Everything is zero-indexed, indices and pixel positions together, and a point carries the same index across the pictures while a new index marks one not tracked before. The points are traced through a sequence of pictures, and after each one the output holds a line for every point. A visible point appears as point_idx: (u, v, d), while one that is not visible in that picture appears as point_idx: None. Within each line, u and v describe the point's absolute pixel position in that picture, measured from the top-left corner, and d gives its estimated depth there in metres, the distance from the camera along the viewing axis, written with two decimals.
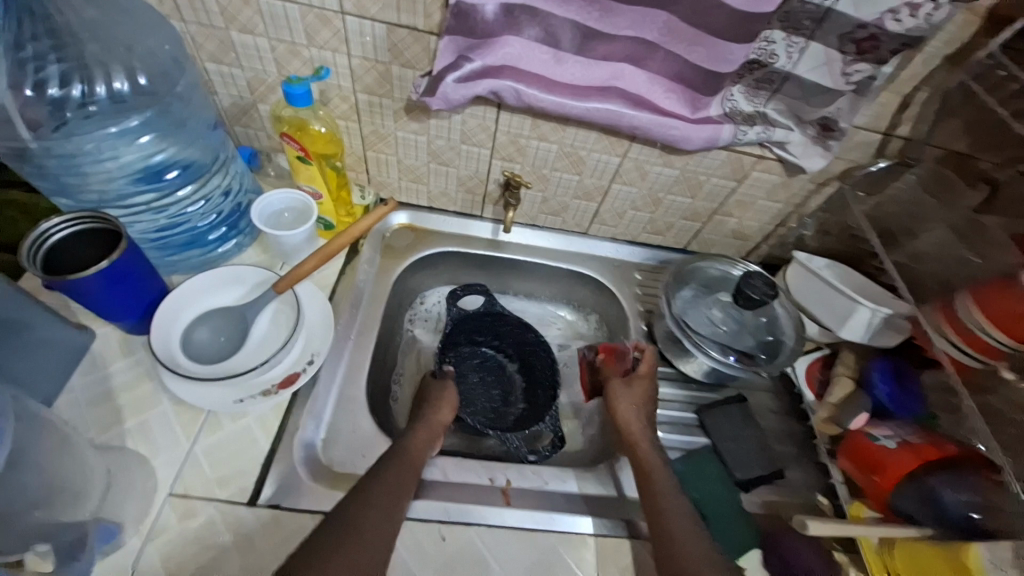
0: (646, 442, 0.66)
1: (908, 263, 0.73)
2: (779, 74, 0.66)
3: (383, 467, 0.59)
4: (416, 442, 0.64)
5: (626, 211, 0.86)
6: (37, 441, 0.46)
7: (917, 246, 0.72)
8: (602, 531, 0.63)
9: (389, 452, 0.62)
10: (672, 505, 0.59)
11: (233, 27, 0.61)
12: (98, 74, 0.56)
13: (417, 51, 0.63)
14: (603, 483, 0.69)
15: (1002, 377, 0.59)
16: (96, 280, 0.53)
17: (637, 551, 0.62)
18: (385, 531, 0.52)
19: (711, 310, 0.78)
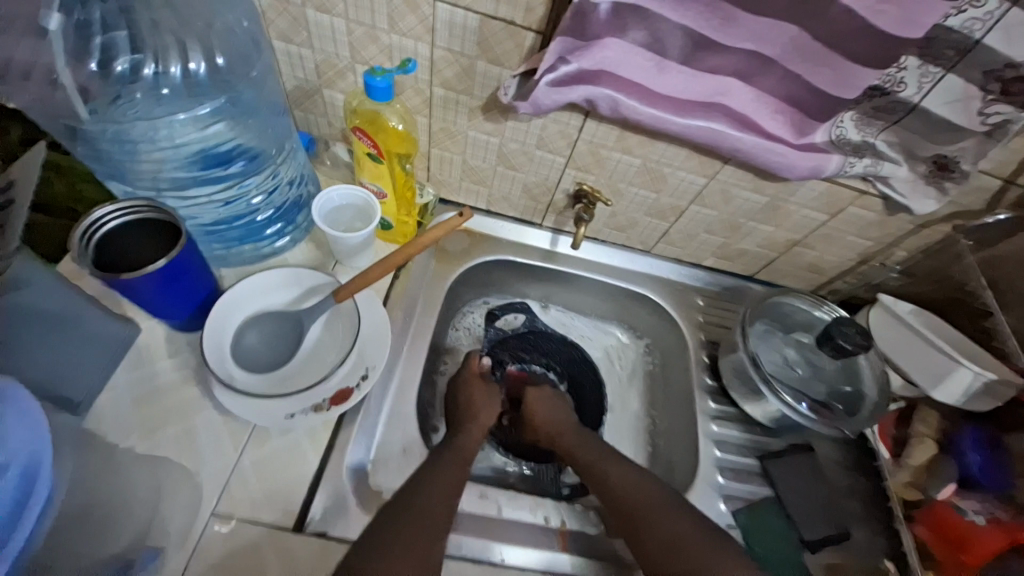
0: (579, 432, 0.69)
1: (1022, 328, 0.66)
2: (903, 104, 0.59)
3: (418, 488, 0.55)
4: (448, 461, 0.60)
5: (697, 234, 0.79)
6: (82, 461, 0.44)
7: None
8: None
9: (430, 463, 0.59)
10: (616, 481, 0.62)
11: (310, 4, 0.55)
12: (166, 53, 0.54)
13: (508, 47, 0.56)
14: None
15: None
16: (152, 279, 0.49)
17: None
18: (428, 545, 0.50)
19: (786, 350, 0.73)
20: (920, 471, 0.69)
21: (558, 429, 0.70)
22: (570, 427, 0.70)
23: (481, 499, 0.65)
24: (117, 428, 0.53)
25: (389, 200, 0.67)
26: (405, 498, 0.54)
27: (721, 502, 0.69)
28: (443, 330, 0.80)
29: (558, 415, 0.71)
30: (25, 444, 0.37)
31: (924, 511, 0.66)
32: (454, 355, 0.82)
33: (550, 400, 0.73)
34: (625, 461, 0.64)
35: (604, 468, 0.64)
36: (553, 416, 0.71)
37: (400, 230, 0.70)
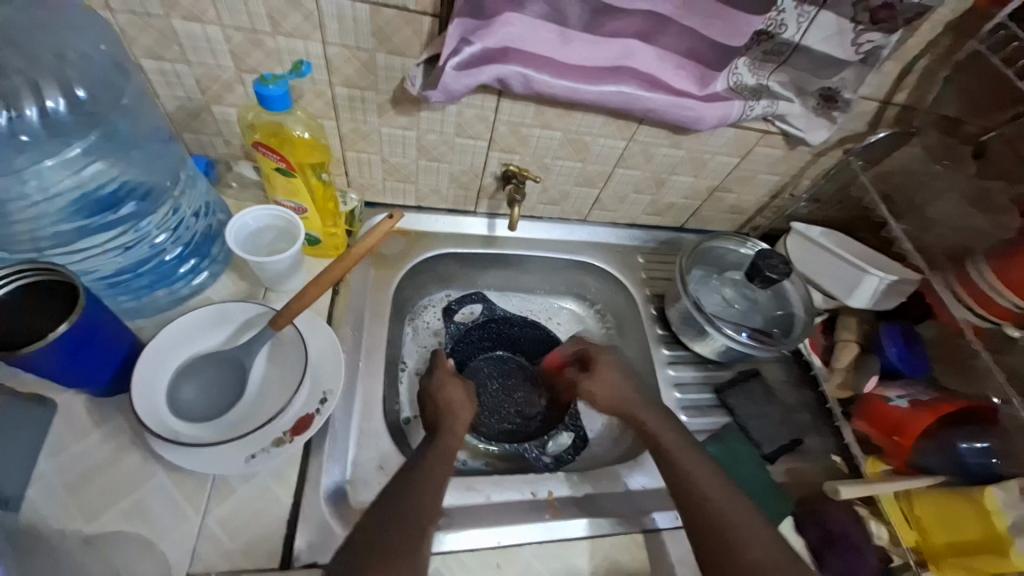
0: (655, 420, 0.63)
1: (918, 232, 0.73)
2: (787, 46, 0.62)
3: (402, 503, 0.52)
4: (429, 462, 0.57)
5: (627, 195, 0.82)
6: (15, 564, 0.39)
7: (928, 214, 0.73)
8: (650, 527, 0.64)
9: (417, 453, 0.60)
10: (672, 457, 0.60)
11: (174, 13, 0.49)
12: (22, 95, 0.46)
13: (407, 35, 0.54)
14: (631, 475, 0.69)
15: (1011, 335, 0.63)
16: (53, 353, 0.43)
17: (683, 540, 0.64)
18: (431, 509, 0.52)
19: (723, 290, 0.79)
20: (848, 371, 0.76)
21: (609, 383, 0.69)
22: (625, 406, 0.66)
23: (467, 490, 0.64)
24: (52, 520, 0.47)
25: (310, 214, 0.63)
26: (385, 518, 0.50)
27: None
28: (397, 336, 0.78)
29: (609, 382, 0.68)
30: None
31: (859, 406, 0.74)
32: (415, 351, 0.81)
33: (616, 370, 0.69)
34: (708, 463, 0.59)
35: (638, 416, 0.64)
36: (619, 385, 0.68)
37: (328, 244, 0.67)
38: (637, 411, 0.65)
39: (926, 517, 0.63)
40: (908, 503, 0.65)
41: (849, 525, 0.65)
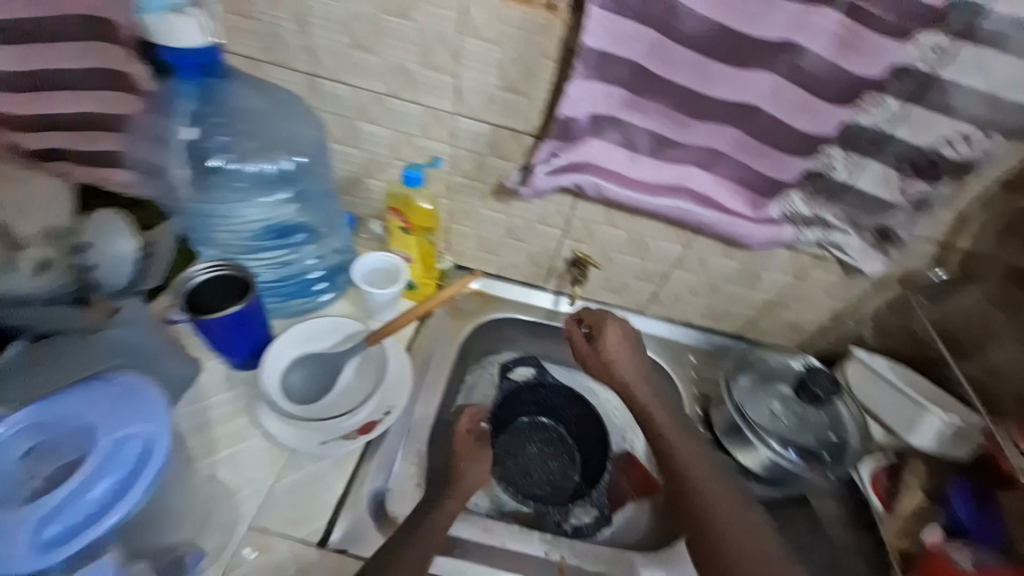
0: (693, 463, 0.63)
1: (984, 378, 0.75)
2: (839, 184, 0.69)
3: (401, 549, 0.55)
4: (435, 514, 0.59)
5: (683, 295, 0.89)
6: None
7: (989, 360, 0.75)
8: None
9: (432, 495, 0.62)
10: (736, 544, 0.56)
11: (362, 118, 0.70)
12: (258, 156, 0.70)
13: (513, 148, 0.72)
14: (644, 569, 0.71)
15: None
16: (220, 321, 0.61)
17: None
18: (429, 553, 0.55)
19: (772, 402, 0.77)
20: (910, 520, 0.71)
21: (613, 346, 0.73)
22: (663, 442, 0.66)
23: (486, 530, 0.69)
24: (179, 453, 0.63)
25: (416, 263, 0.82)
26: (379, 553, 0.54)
27: None
28: (455, 382, 0.87)
29: (646, 413, 0.69)
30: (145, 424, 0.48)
31: (920, 562, 0.67)
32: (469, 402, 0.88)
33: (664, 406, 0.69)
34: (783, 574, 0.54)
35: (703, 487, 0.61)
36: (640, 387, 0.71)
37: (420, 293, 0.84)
38: (672, 452, 0.65)
39: None
40: None
41: None
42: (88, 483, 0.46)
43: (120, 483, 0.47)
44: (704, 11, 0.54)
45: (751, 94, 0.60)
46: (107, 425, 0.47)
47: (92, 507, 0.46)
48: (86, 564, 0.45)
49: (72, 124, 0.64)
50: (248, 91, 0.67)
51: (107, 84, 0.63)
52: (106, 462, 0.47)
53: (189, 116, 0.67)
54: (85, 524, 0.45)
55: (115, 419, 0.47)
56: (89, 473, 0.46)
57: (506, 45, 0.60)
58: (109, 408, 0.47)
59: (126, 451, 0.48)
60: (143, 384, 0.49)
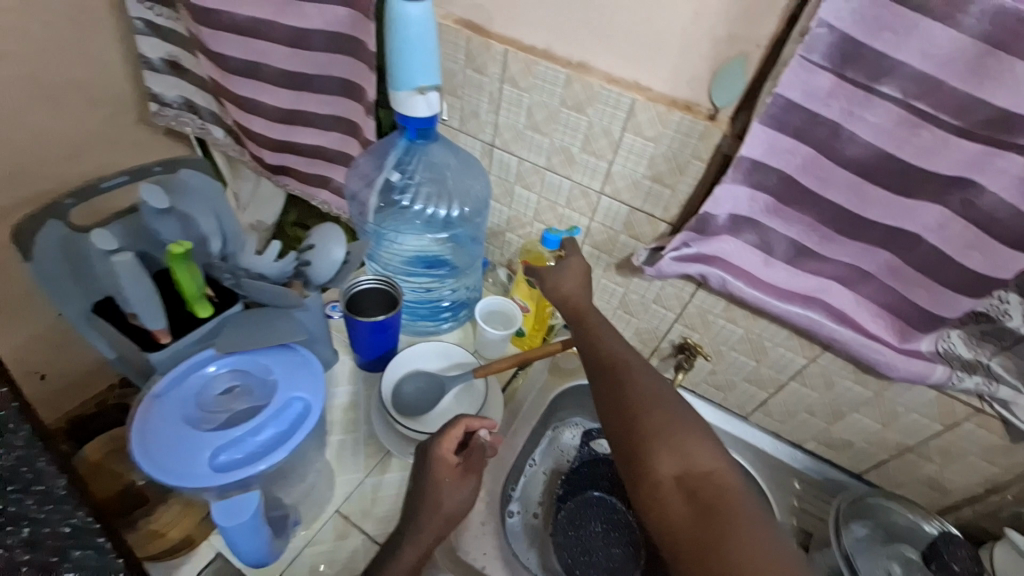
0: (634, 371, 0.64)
1: None
2: (1013, 333, 0.62)
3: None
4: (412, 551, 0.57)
5: (798, 412, 0.83)
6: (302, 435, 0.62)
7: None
8: None
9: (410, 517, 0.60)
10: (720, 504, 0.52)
11: (519, 183, 0.82)
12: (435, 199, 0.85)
13: (647, 230, 0.77)
14: None
15: None
16: (365, 325, 0.72)
17: None
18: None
19: (892, 564, 0.67)
20: None
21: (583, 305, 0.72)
22: (613, 354, 0.66)
23: None
24: None
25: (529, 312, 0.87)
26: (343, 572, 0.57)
27: None
28: (537, 437, 0.89)
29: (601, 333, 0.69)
30: (307, 388, 0.56)
31: None
32: (547, 459, 0.91)
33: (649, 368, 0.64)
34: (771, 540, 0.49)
35: (682, 448, 0.57)
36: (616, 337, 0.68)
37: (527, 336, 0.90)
38: (611, 361, 0.65)
39: None
40: None
41: None
42: (258, 427, 0.52)
43: (279, 435, 0.52)
44: (872, 140, 0.55)
45: (912, 223, 0.59)
46: (286, 384, 0.56)
47: (255, 447, 0.51)
48: (237, 494, 0.49)
49: (307, 153, 0.83)
50: (443, 151, 0.81)
51: (337, 128, 0.79)
52: (273, 413, 0.53)
53: (393, 163, 0.81)
54: (246, 459, 0.50)
55: (292, 380, 0.56)
56: (263, 416, 0.53)
57: (661, 143, 0.68)
58: (291, 370, 0.57)
59: (290, 409, 0.54)
60: (317, 359, 0.59)
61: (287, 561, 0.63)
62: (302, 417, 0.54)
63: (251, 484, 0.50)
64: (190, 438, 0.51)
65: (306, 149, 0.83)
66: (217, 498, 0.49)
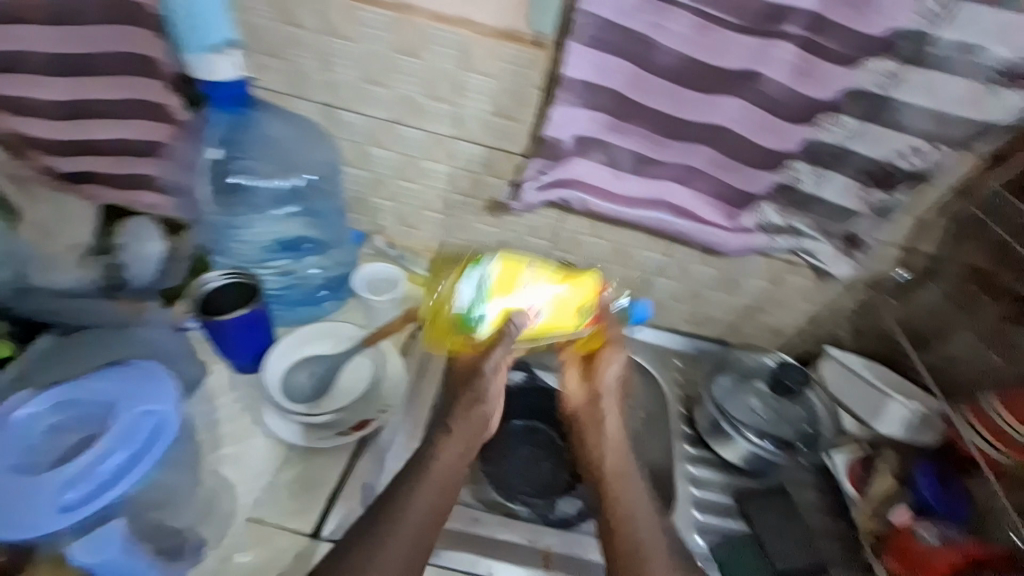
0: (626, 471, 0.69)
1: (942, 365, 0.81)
2: (807, 194, 0.74)
3: (387, 540, 0.56)
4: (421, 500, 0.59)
5: (668, 302, 0.94)
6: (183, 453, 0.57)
7: (949, 350, 0.80)
8: None
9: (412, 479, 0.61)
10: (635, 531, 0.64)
11: (372, 143, 0.76)
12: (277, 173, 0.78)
13: (506, 166, 0.77)
14: None
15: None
16: (235, 323, 0.68)
17: None
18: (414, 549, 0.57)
19: (752, 399, 0.81)
20: (880, 501, 0.77)
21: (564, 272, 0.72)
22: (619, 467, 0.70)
23: None
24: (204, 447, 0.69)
25: (524, 334, 0.66)
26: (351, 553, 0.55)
27: (697, 536, 0.76)
28: None
29: (605, 429, 0.73)
30: (157, 407, 0.55)
31: (886, 539, 0.73)
32: None
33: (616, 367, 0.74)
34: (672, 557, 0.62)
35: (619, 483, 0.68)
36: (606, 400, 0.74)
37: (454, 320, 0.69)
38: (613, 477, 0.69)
39: None
40: None
41: None
42: (104, 454, 0.51)
43: (134, 455, 0.52)
44: (675, 46, 0.61)
45: (720, 117, 0.67)
46: (126, 403, 0.54)
47: (103, 476, 0.50)
48: (97, 527, 0.49)
49: (109, 151, 0.71)
50: (271, 119, 0.73)
51: (141, 113, 0.68)
52: (120, 441, 0.52)
53: (218, 139, 0.74)
54: (96, 490, 0.50)
55: (133, 396, 0.55)
56: (107, 442, 0.52)
57: (501, 78, 0.68)
58: (130, 392, 0.55)
59: (140, 426, 0.53)
60: (159, 370, 0.57)
61: None
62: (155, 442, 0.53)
63: (110, 512, 0.50)
64: (29, 488, 0.49)
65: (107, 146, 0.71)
66: (74, 536, 0.49)
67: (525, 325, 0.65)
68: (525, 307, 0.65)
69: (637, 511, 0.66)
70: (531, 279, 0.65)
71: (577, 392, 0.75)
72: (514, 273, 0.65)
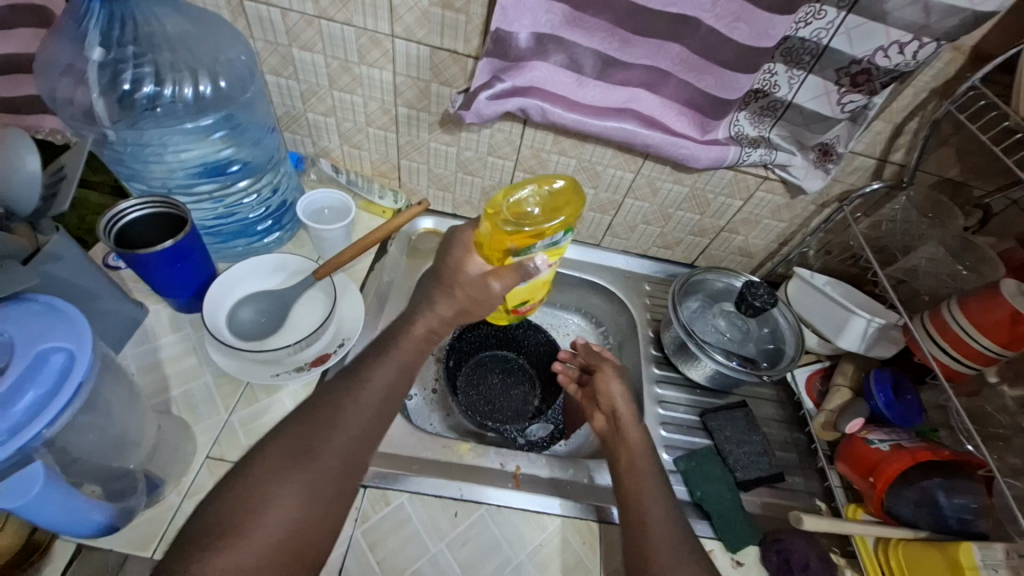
0: (644, 471, 0.64)
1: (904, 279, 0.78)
2: (781, 102, 0.71)
3: (341, 419, 0.55)
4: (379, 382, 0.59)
5: (637, 225, 0.91)
6: (117, 390, 0.52)
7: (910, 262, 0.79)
8: (569, 513, 0.67)
9: (343, 392, 0.57)
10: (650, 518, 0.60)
11: (296, 45, 0.68)
12: (185, 78, 0.65)
13: (456, 71, 0.69)
14: (578, 471, 0.73)
15: (987, 381, 0.67)
16: (158, 256, 0.59)
17: (607, 535, 0.66)
18: (354, 454, 0.54)
19: (718, 320, 0.81)
20: (835, 413, 0.77)
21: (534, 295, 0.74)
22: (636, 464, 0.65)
23: (446, 447, 0.72)
24: (149, 389, 0.64)
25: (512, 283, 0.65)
26: (311, 421, 0.54)
27: (663, 452, 0.76)
28: None
29: (628, 438, 0.68)
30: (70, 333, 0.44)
31: (842, 447, 0.73)
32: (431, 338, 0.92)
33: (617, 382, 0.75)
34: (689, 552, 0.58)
35: (637, 471, 0.65)
36: (625, 408, 0.72)
37: (524, 234, 0.61)
38: (631, 481, 0.64)
39: (904, 568, 0.63)
40: (886, 552, 0.65)
41: (811, 559, 0.65)
42: (7, 395, 0.40)
43: (44, 397, 0.41)
44: None
45: (690, 5, 0.60)
46: (27, 339, 0.42)
47: (12, 419, 0.39)
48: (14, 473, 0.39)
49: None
50: (166, 11, 0.62)
51: (27, 23, 0.71)
52: (23, 377, 0.41)
53: (94, 36, 0.60)
54: (9, 436, 0.39)
55: (39, 334, 0.43)
56: (8, 382, 0.40)
57: None
58: (34, 324, 0.44)
59: (48, 366, 0.42)
60: (65, 303, 0.45)
61: (164, 528, 0.56)
62: (78, 383, 0.42)
63: (32, 453, 0.41)
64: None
65: None
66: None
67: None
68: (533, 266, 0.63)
69: (651, 501, 0.61)
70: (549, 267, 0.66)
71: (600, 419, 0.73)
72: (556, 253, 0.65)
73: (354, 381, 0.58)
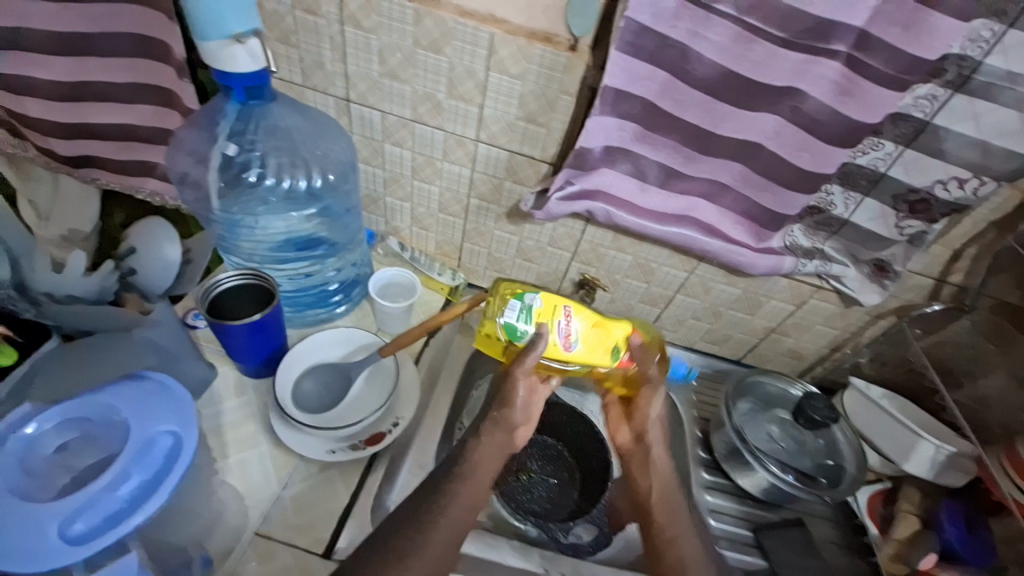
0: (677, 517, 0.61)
1: (974, 407, 0.78)
2: (837, 219, 0.74)
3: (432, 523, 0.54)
4: (455, 488, 0.57)
5: (686, 319, 0.92)
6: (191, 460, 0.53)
7: (980, 389, 0.77)
8: None
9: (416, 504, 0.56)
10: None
11: (389, 141, 0.75)
12: (297, 169, 0.74)
13: (529, 173, 0.75)
14: None
15: None
16: (242, 328, 0.63)
17: None
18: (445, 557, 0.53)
19: (771, 426, 0.80)
20: (904, 544, 0.73)
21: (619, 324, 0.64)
22: (668, 494, 0.63)
23: (489, 544, 0.70)
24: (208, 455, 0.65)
25: (552, 353, 0.61)
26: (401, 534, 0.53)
27: None
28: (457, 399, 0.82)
29: (660, 466, 0.65)
30: (176, 414, 0.48)
31: None
32: None
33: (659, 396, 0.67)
34: None
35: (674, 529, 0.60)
36: (657, 435, 0.67)
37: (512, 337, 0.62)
38: (666, 516, 0.61)
39: None
40: None
41: None
42: (114, 481, 0.43)
43: (146, 483, 0.44)
44: (715, 57, 0.59)
45: (755, 133, 0.65)
46: (139, 421, 0.47)
47: (118, 504, 0.43)
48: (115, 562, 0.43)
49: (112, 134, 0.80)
50: (291, 113, 0.71)
51: (147, 100, 0.77)
52: (131, 461, 0.45)
53: (227, 132, 0.69)
54: (107, 523, 0.43)
55: (149, 412, 0.47)
56: (119, 467, 0.44)
57: (528, 80, 0.65)
58: (143, 404, 0.48)
59: (154, 448, 0.46)
60: (175, 382, 0.49)
61: None
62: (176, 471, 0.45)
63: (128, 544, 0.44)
64: (19, 514, 0.42)
65: (109, 129, 0.80)
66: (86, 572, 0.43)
67: (554, 339, 0.61)
68: (560, 329, 0.61)
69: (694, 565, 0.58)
70: (571, 314, 0.62)
71: (623, 435, 0.70)
72: (555, 301, 0.62)
73: (436, 493, 0.57)
